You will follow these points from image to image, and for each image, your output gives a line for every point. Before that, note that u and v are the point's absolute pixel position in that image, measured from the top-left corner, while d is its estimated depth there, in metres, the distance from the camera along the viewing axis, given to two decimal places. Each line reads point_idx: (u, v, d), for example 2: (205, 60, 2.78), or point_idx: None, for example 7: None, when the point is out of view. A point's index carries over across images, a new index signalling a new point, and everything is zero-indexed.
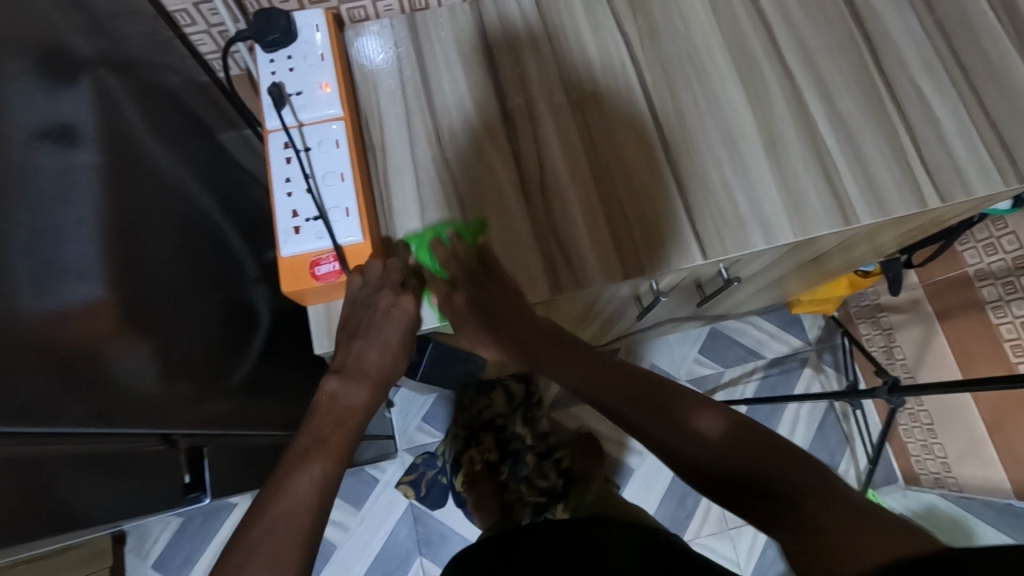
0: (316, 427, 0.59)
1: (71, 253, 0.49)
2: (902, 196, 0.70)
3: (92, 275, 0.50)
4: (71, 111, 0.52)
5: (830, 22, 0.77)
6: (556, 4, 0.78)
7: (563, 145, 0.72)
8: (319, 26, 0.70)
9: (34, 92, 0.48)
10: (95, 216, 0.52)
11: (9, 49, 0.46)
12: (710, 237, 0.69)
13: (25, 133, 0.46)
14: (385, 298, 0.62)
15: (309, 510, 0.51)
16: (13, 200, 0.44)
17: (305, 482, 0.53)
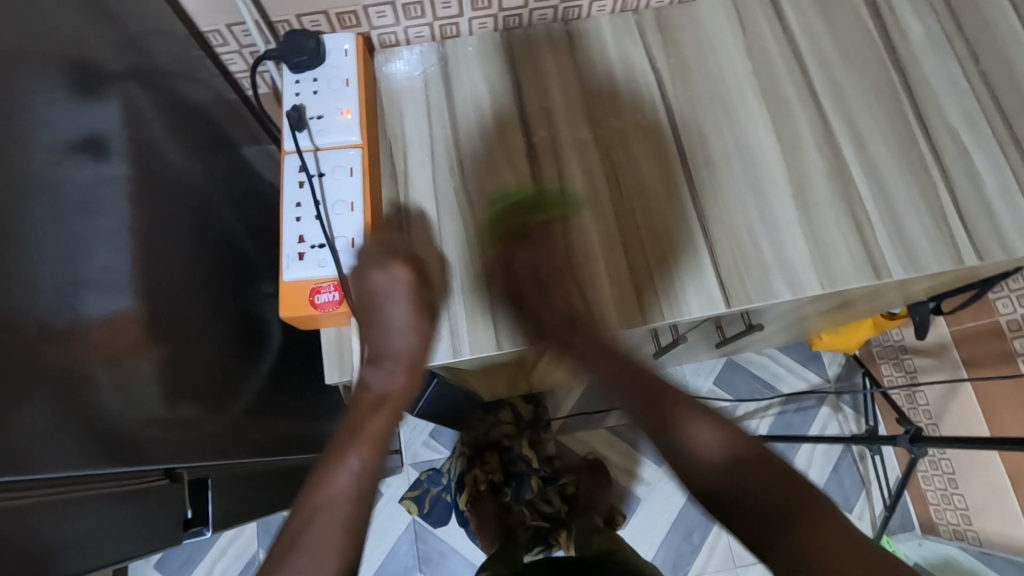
0: (351, 423, 0.63)
1: (99, 272, 0.49)
2: (936, 251, 0.68)
3: (92, 299, 0.47)
4: (100, 122, 0.52)
5: (869, 67, 0.75)
6: (587, 39, 0.77)
7: (586, 181, 0.71)
8: (348, 51, 0.68)
9: (65, 105, 0.48)
10: (120, 241, 0.52)
11: (42, 64, 0.46)
12: (733, 285, 0.67)
13: (56, 144, 0.47)
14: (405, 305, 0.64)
15: (338, 513, 0.56)
16: (43, 227, 0.44)
17: (336, 480, 0.58)
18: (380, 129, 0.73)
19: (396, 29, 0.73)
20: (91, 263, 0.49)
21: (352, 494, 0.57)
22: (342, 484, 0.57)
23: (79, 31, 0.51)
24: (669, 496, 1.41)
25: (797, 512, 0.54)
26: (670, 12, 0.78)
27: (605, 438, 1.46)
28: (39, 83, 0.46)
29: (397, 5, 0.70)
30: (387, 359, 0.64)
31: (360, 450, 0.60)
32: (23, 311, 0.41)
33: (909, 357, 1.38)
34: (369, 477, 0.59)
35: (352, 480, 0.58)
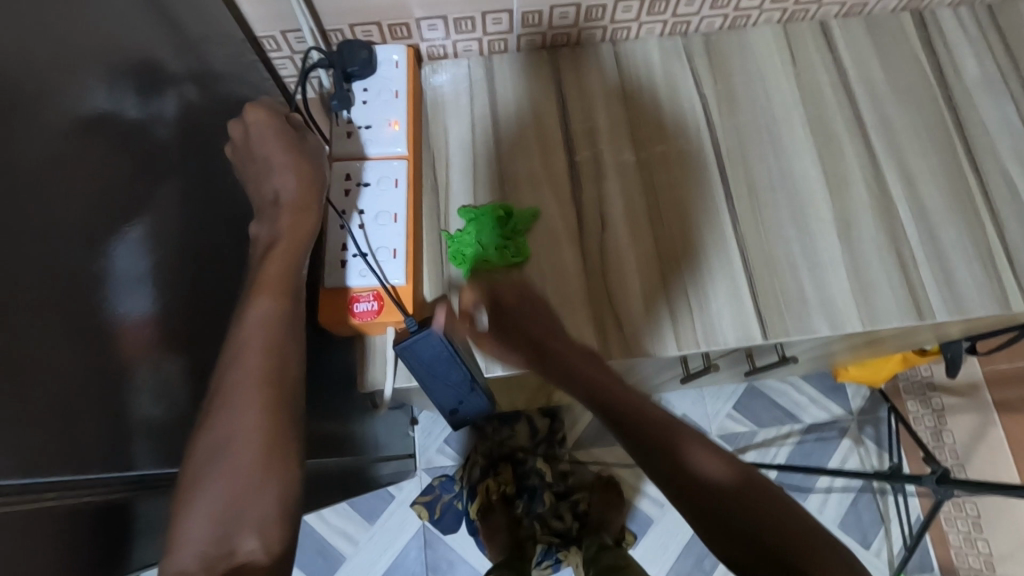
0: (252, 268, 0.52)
1: (175, 276, 0.49)
2: (983, 295, 0.66)
3: (146, 286, 0.45)
4: (160, 113, 0.50)
5: (922, 104, 0.74)
6: (635, 61, 0.77)
7: (627, 203, 0.71)
8: (399, 63, 0.69)
9: (130, 93, 0.46)
10: (190, 244, 0.52)
11: (121, 60, 0.46)
12: (772, 318, 0.67)
13: (126, 137, 0.45)
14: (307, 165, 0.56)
15: (252, 359, 0.46)
16: (115, 214, 0.42)
17: (252, 321, 0.48)
18: (423, 140, 0.74)
19: (445, 42, 0.74)
20: (170, 266, 0.49)
21: (264, 348, 0.47)
22: (251, 333, 0.47)
23: (160, 32, 0.52)
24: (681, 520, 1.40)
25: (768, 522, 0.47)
26: (718, 37, 0.77)
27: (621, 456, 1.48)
28: (129, 89, 0.46)
29: (449, 19, 0.70)
30: (267, 207, 0.54)
31: (256, 299, 0.49)
32: (100, 301, 0.40)
33: (936, 394, 1.35)
34: (280, 324, 0.48)
35: (263, 343, 0.47)
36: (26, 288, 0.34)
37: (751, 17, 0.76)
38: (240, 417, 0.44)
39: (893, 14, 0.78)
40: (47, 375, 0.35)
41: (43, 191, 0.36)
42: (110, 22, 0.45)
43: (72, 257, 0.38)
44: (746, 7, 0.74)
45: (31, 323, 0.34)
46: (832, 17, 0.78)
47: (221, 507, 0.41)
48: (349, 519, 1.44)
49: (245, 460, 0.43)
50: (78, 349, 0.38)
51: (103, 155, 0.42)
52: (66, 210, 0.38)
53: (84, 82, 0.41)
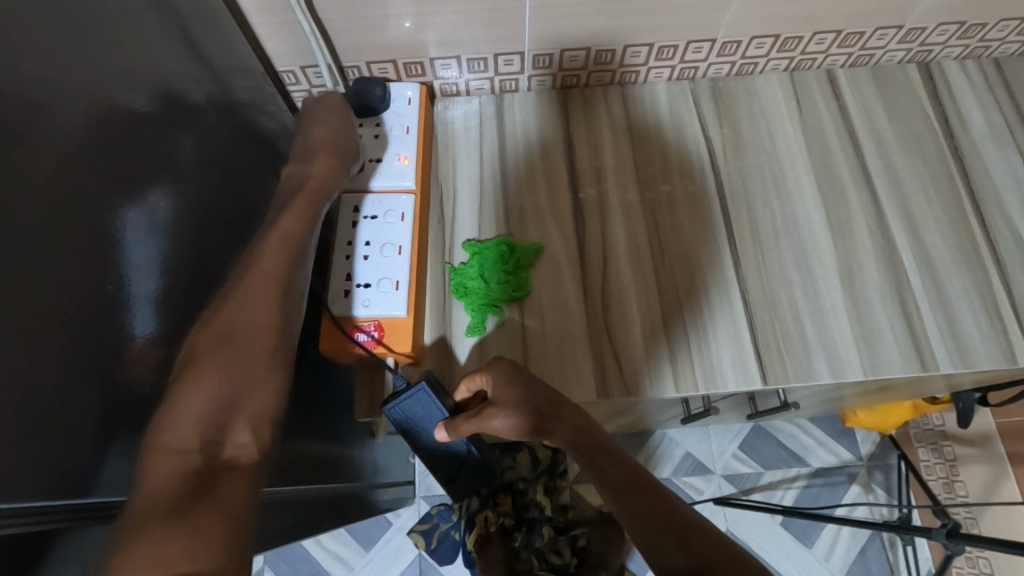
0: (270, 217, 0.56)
1: (182, 300, 0.50)
2: (988, 348, 0.66)
3: (151, 311, 0.46)
4: (180, 145, 0.52)
5: (926, 154, 0.74)
6: (643, 102, 0.78)
7: (630, 243, 0.72)
8: (411, 99, 0.70)
9: (148, 124, 0.48)
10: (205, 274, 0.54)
11: (141, 91, 0.47)
12: (772, 363, 0.66)
13: (144, 164, 0.46)
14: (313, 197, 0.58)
15: (261, 344, 0.48)
16: (126, 240, 0.43)
17: (268, 305, 0.49)
18: (433, 174, 0.75)
19: (459, 80, 0.76)
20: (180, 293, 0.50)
21: (273, 334, 0.49)
22: (265, 319, 0.49)
23: (181, 66, 0.53)
24: None
25: (708, 540, 0.50)
26: (725, 82, 0.79)
27: None
28: (152, 122, 0.48)
29: (463, 59, 0.73)
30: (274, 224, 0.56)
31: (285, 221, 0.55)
32: (104, 325, 0.40)
33: (949, 444, 1.33)
34: (285, 317, 0.50)
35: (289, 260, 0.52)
36: (37, 314, 0.35)
37: (758, 64, 0.78)
38: (254, 319, 0.48)
39: (899, 64, 0.80)
40: (48, 399, 0.35)
41: (61, 221, 0.38)
42: (137, 63, 0.48)
43: (87, 285, 0.39)
44: (753, 55, 0.76)
45: (46, 347, 0.36)
46: (838, 67, 0.79)
47: (217, 386, 0.45)
48: (346, 544, 1.47)
49: (251, 357, 0.47)
50: (87, 373, 0.39)
51: (126, 186, 0.44)
52: (79, 237, 0.39)
53: (111, 120, 0.43)
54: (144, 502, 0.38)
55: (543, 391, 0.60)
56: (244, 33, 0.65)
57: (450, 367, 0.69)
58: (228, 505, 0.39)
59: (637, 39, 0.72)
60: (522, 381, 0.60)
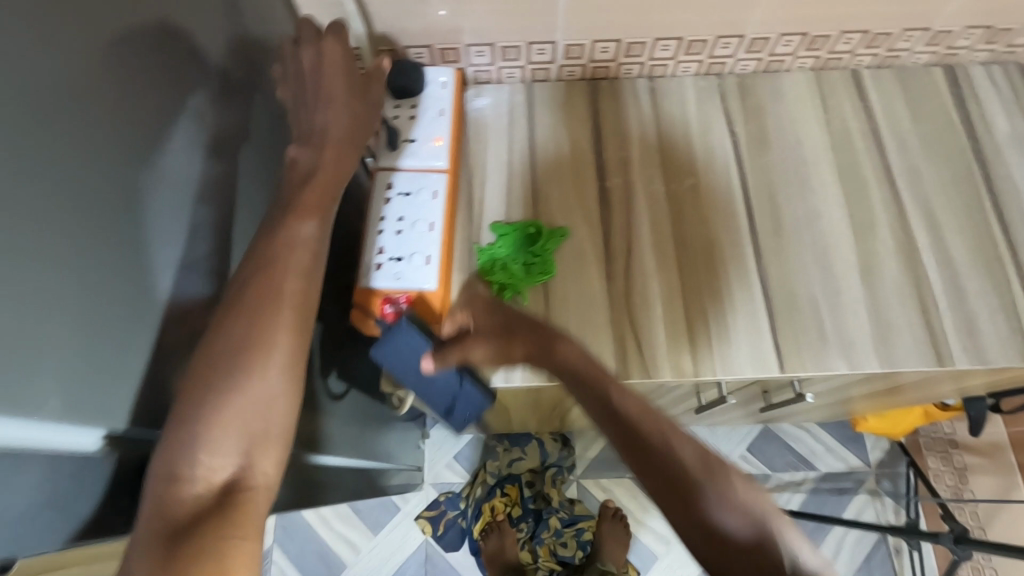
0: (281, 197, 0.51)
1: (219, 261, 0.52)
2: (1004, 346, 0.67)
3: (192, 267, 0.48)
4: (224, 117, 0.54)
5: (949, 156, 0.75)
6: (670, 95, 0.80)
7: (653, 232, 0.73)
8: (446, 84, 0.72)
9: (200, 95, 0.51)
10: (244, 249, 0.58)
11: (192, 61, 0.50)
12: (790, 352, 0.68)
13: (191, 129, 0.49)
14: (328, 171, 0.53)
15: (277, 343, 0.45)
16: (168, 197, 0.46)
17: (286, 299, 0.47)
18: (464, 159, 0.77)
19: (492, 68, 0.78)
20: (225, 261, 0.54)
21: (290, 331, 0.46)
22: (282, 314, 0.46)
23: (231, 40, 0.56)
24: (685, 558, 1.46)
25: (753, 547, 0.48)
26: (752, 79, 0.80)
27: (629, 488, 1.51)
28: (200, 90, 0.51)
29: (497, 47, 0.75)
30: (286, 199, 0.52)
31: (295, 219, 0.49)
32: (146, 275, 0.43)
33: (958, 453, 1.34)
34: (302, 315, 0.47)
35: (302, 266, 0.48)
36: (90, 259, 0.38)
37: (784, 62, 0.79)
38: (263, 332, 0.45)
39: (926, 67, 0.81)
40: (94, 337, 0.38)
41: (112, 173, 0.40)
42: (192, 40, 0.51)
43: (137, 238, 0.42)
44: (781, 52, 0.77)
45: (96, 289, 0.38)
46: (864, 67, 0.80)
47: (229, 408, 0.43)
48: (354, 528, 1.49)
49: (263, 373, 0.44)
50: (134, 318, 0.41)
51: (174, 146, 0.47)
52: (127, 188, 0.41)
53: (164, 87, 0.46)
54: (156, 525, 0.39)
55: (529, 322, 0.63)
56: (290, 14, 0.67)
57: None
58: (243, 530, 0.39)
59: (668, 33, 0.73)
60: (507, 319, 0.63)
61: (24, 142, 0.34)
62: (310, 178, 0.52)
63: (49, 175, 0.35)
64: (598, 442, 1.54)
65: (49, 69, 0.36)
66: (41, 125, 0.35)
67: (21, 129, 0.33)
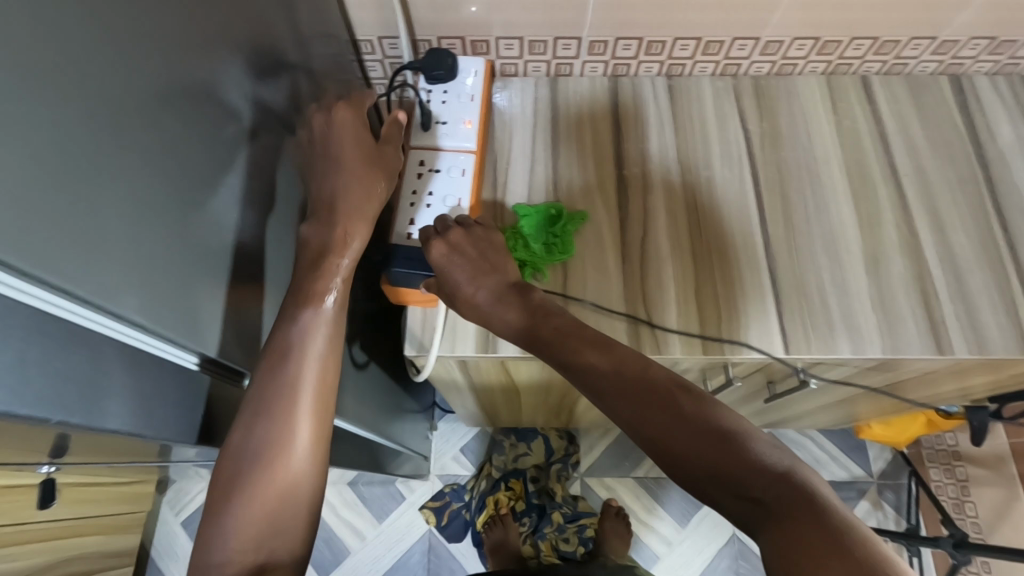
0: (300, 276, 0.60)
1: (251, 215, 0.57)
2: (1003, 337, 0.69)
3: (227, 215, 0.53)
4: (265, 86, 0.59)
5: (954, 158, 0.79)
6: (687, 92, 0.84)
7: (668, 219, 0.77)
8: (477, 72, 0.76)
9: (245, 61, 0.55)
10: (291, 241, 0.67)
11: (243, 30, 0.54)
12: (796, 335, 0.71)
13: (233, 91, 0.54)
14: (344, 244, 0.61)
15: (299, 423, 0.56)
16: (210, 147, 0.50)
17: (306, 379, 0.57)
18: (490, 145, 0.81)
19: (519, 61, 0.83)
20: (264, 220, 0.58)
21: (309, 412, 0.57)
22: (302, 398, 0.56)
23: (281, 17, 0.61)
24: (686, 560, 1.47)
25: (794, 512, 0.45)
26: (767, 81, 0.85)
27: (632, 488, 1.53)
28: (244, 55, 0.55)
29: (525, 41, 0.79)
30: (309, 268, 0.60)
31: (309, 311, 0.58)
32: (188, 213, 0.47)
33: (961, 463, 1.35)
34: (321, 393, 0.58)
35: (311, 357, 0.57)
36: (143, 189, 0.42)
37: (797, 65, 0.83)
38: (278, 422, 0.55)
39: (933, 76, 0.85)
40: (139, 258, 0.42)
41: (165, 117, 0.45)
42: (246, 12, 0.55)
43: (182, 179, 0.46)
44: (794, 56, 0.82)
45: (147, 217, 0.42)
46: (874, 74, 0.84)
47: (255, 486, 0.53)
48: (360, 515, 1.51)
49: (280, 452, 0.55)
50: (175, 250, 0.45)
51: (217, 102, 0.51)
52: (178, 133, 0.46)
53: (216, 47, 0.51)
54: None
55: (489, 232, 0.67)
56: (334, 1, 0.73)
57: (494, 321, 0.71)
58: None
59: (687, 32, 0.78)
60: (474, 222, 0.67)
61: (100, 83, 0.38)
62: (329, 258, 0.60)
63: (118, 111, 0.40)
64: (603, 442, 1.57)
65: (127, 18, 0.40)
66: (115, 65, 0.39)
67: (98, 70, 0.38)
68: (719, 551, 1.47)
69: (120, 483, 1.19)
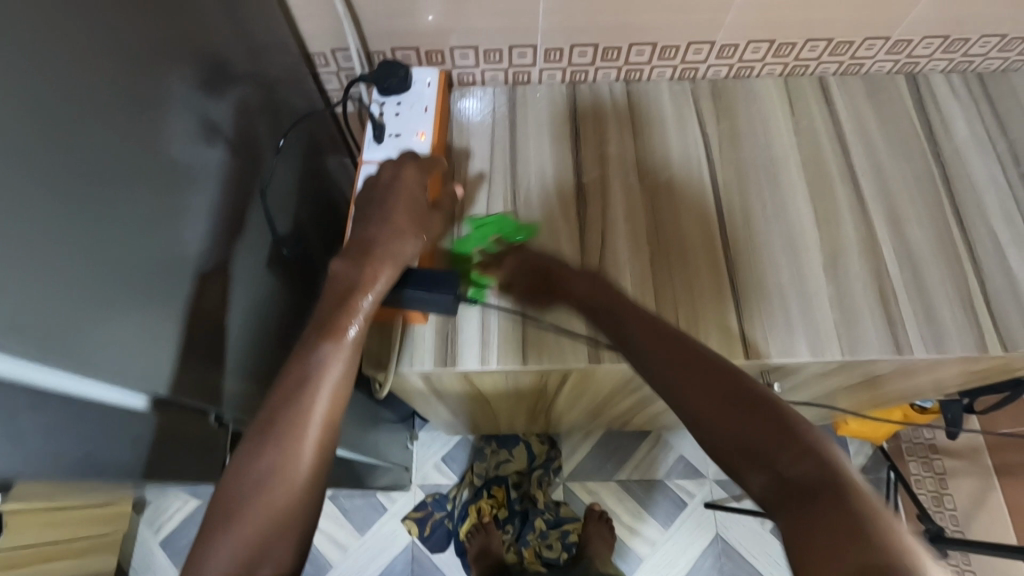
0: (324, 307, 0.58)
1: (198, 231, 0.55)
2: (961, 335, 0.69)
3: (175, 233, 0.51)
4: (208, 99, 0.58)
5: (911, 156, 0.79)
6: (645, 97, 0.84)
7: (628, 225, 0.76)
8: (430, 83, 0.75)
9: (184, 76, 0.54)
10: (252, 264, 0.66)
11: (180, 44, 0.54)
12: (756, 339, 0.70)
13: (173, 105, 0.53)
14: (370, 282, 0.59)
15: (303, 454, 0.52)
16: (149, 164, 0.49)
17: (319, 408, 0.53)
18: (448, 155, 0.80)
19: (475, 70, 0.82)
20: (212, 237, 0.58)
21: (316, 441, 0.53)
22: (311, 426, 0.53)
23: (221, 32, 0.60)
24: (670, 562, 1.47)
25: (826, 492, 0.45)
26: (726, 84, 0.84)
27: (615, 491, 1.52)
28: (184, 69, 0.54)
29: (480, 49, 0.79)
30: (336, 302, 0.58)
31: (329, 343, 0.55)
32: (127, 232, 0.46)
33: (938, 458, 1.35)
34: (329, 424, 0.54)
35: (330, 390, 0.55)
36: (71, 210, 0.40)
37: (754, 68, 0.83)
38: (285, 449, 0.51)
39: (889, 75, 0.85)
40: (72, 281, 0.40)
41: (96, 135, 0.43)
42: (182, 27, 0.54)
43: (118, 198, 0.45)
44: (750, 58, 0.82)
45: (77, 239, 0.41)
46: (830, 74, 0.85)
47: (259, 511, 0.49)
48: (341, 528, 1.50)
49: (283, 481, 0.50)
50: (111, 274, 0.44)
51: (152, 116, 0.50)
52: (111, 150, 0.44)
53: (148, 61, 0.50)
54: None
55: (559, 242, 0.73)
56: (281, 15, 0.71)
57: (449, 338, 0.70)
58: None
59: (642, 38, 0.78)
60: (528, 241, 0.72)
61: (27, 102, 0.37)
62: (354, 296, 0.58)
63: (37, 130, 0.38)
64: (585, 446, 1.56)
65: (42, 35, 0.39)
66: (29, 84, 0.38)
67: (23, 91, 0.37)
68: (703, 552, 1.47)
69: (89, 505, 1.17)
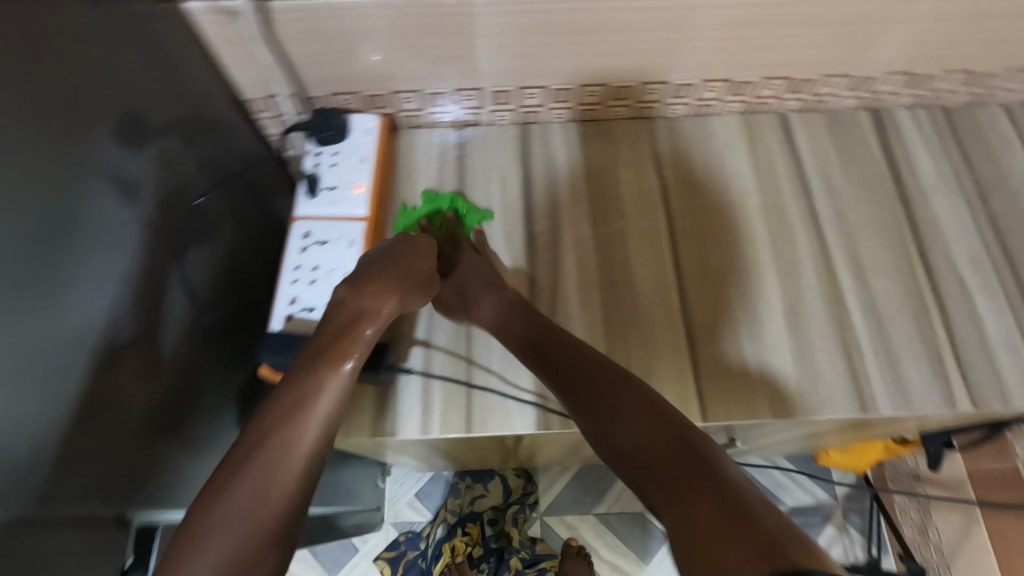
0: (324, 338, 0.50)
1: (97, 305, 0.51)
2: (929, 393, 0.66)
3: (62, 311, 0.48)
4: (117, 160, 0.55)
5: (876, 199, 0.76)
6: (600, 139, 0.80)
7: (581, 277, 0.73)
8: (369, 131, 0.72)
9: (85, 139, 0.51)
10: (170, 335, 0.61)
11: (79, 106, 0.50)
12: (714, 400, 0.66)
13: (69, 172, 0.49)
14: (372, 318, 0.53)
15: (281, 479, 0.42)
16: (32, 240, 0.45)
17: (307, 437, 0.44)
18: (393, 205, 0.76)
19: (422, 113, 0.79)
20: (117, 307, 0.54)
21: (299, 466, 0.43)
22: (297, 451, 0.43)
23: (132, 90, 0.57)
24: None
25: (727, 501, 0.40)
26: (684, 123, 0.81)
27: (594, 526, 1.47)
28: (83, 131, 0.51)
29: (424, 94, 0.75)
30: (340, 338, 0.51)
31: (326, 370, 0.48)
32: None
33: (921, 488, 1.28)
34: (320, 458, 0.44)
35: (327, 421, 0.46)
36: None
37: (712, 107, 0.80)
38: (263, 475, 0.42)
39: (852, 112, 0.82)
40: None
41: None
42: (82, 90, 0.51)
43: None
44: (707, 98, 0.78)
45: None
46: (792, 112, 0.81)
47: (232, 558, 0.39)
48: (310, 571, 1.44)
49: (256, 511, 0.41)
50: None
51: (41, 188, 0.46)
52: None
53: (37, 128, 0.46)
54: None
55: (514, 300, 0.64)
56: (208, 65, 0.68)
57: (390, 406, 0.66)
58: None
59: (592, 80, 0.74)
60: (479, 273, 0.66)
61: None
62: (355, 328, 0.52)
63: None
64: (563, 478, 1.52)
65: None
66: None
67: None
68: None
69: None
